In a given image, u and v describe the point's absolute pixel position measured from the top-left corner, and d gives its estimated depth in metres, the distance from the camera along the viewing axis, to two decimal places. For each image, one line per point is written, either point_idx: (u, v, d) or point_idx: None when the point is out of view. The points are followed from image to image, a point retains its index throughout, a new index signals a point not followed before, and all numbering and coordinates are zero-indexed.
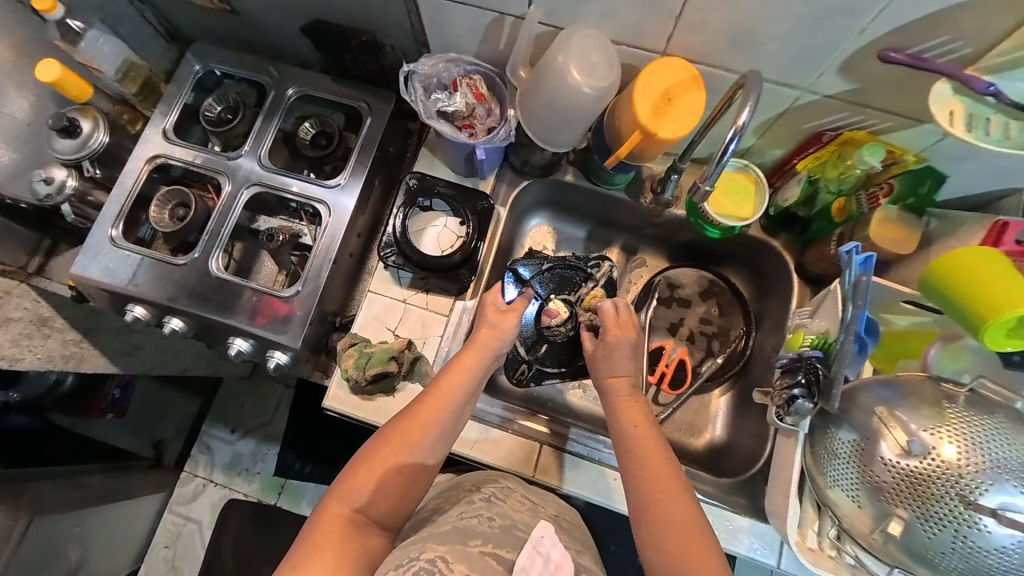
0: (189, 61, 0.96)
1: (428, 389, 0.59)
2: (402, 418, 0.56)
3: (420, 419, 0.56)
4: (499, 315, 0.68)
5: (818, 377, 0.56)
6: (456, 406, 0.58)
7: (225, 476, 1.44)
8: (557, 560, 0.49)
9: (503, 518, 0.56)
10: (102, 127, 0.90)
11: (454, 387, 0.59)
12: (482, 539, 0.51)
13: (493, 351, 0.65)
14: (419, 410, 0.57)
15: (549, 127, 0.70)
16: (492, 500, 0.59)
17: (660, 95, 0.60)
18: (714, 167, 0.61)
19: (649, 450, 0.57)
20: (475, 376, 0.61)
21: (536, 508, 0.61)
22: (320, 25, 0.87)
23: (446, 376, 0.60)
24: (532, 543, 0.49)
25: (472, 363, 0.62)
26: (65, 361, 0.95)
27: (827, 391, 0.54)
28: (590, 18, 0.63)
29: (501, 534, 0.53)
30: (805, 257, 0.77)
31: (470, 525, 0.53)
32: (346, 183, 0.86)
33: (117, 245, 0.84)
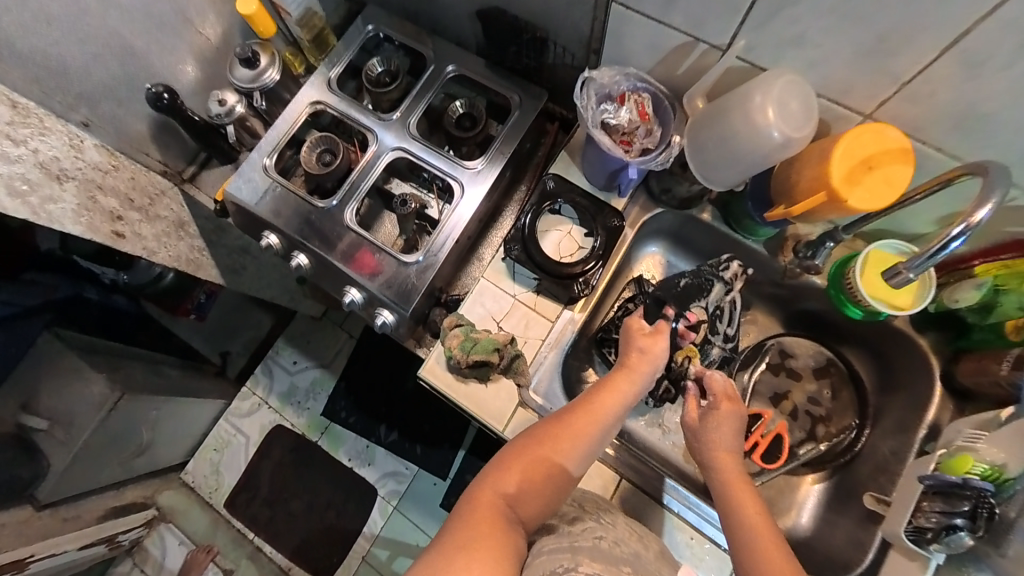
0: (361, 21, 1.00)
1: (578, 401, 0.58)
2: (554, 422, 0.56)
3: (573, 429, 0.55)
4: (646, 338, 0.64)
5: (990, 515, 0.54)
6: (609, 421, 0.57)
7: (279, 403, 1.52)
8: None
9: (629, 544, 0.52)
10: (275, 65, 0.96)
11: (609, 405, 0.57)
12: (629, 566, 0.48)
13: (646, 376, 0.62)
14: (572, 420, 0.56)
15: (717, 164, 0.67)
16: (610, 524, 0.54)
17: (860, 160, 0.56)
18: (924, 259, 0.57)
19: (776, 552, 0.51)
20: (628, 401, 0.59)
21: (644, 539, 0.56)
22: (495, 13, 0.88)
23: (599, 393, 0.59)
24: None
25: (626, 385, 0.60)
26: (188, 265, 1.05)
27: (999, 533, 0.53)
28: (797, 64, 0.59)
29: (638, 562, 0.50)
30: (955, 367, 0.69)
31: (602, 545, 0.50)
32: (483, 169, 0.88)
33: (268, 174, 0.90)
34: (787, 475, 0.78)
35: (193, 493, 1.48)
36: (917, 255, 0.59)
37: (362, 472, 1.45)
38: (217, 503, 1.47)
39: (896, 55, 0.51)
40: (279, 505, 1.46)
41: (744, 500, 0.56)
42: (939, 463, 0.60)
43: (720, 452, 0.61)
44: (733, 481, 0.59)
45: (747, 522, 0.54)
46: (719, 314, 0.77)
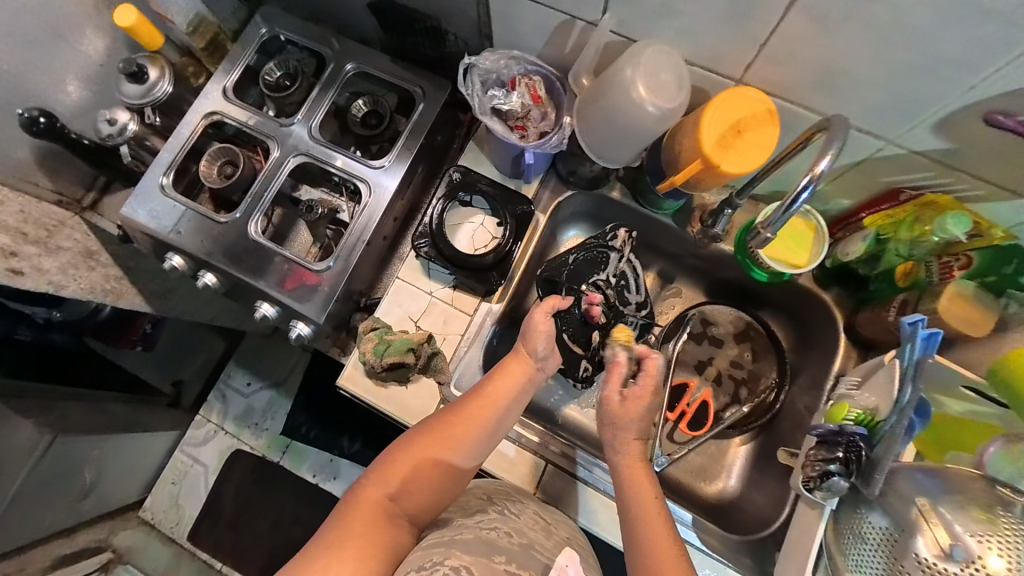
0: (256, 23, 0.96)
1: (473, 393, 0.61)
2: (444, 418, 0.58)
3: (463, 420, 0.58)
4: (545, 321, 0.66)
5: (859, 457, 0.54)
6: (498, 412, 0.60)
7: (235, 427, 1.45)
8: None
9: (521, 535, 0.55)
10: (167, 77, 0.91)
11: (501, 394, 0.61)
12: (506, 557, 0.51)
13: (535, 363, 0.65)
14: (464, 411, 0.59)
15: (605, 142, 0.67)
16: (509, 514, 0.58)
17: (730, 125, 0.58)
18: (780, 214, 0.58)
19: (659, 528, 0.55)
20: (518, 391, 0.62)
21: (549, 528, 0.59)
22: (387, 4, 0.86)
23: (491, 382, 0.62)
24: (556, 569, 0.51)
25: (516, 375, 0.63)
26: (104, 294, 0.95)
27: (867, 473, 0.52)
28: (668, 34, 0.59)
29: (522, 554, 0.53)
30: (857, 317, 0.71)
31: (490, 537, 0.53)
32: (391, 165, 0.86)
33: (166, 193, 0.86)
34: (717, 439, 0.80)
35: (152, 529, 1.42)
36: (776, 211, 0.60)
37: (329, 487, 1.38)
38: (179, 536, 1.42)
39: (751, 18, 0.52)
40: (245, 528, 1.40)
41: (638, 481, 0.60)
42: (829, 413, 0.62)
43: (633, 436, 0.62)
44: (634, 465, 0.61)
45: (641, 498, 0.58)
46: (626, 284, 0.78)
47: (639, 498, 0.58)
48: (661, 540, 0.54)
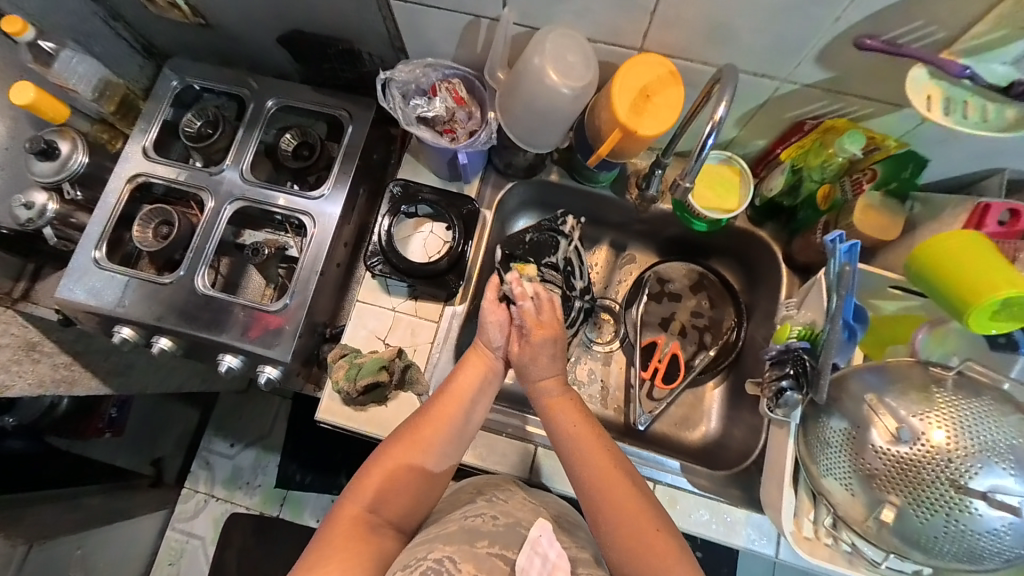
0: (166, 75, 0.94)
1: (439, 396, 0.62)
2: (414, 424, 0.60)
3: (433, 424, 0.59)
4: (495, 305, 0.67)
5: (806, 369, 0.57)
6: (466, 409, 0.62)
7: (226, 491, 1.40)
8: (555, 560, 0.49)
9: (507, 516, 0.56)
10: (81, 148, 0.88)
11: (465, 392, 0.63)
12: (489, 539, 0.52)
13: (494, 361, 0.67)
14: (430, 414, 0.60)
15: (531, 129, 0.70)
16: (495, 501, 0.59)
17: (638, 92, 0.62)
18: (694, 163, 0.61)
19: (609, 467, 0.57)
20: (478, 386, 0.64)
21: (537, 508, 0.60)
22: (296, 35, 0.86)
23: (455, 382, 0.64)
24: (529, 543, 0.50)
25: (478, 373, 0.65)
26: (55, 386, 0.90)
27: (816, 382, 0.54)
28: (567, 18, 0.62)
29: (507, 534, 0.53)
30: (792, 247, 0.77)
31: (475, 524, 0.54)
32: (331, 192, 0.86)
33: (102, 267, 0.83)
34: (693, 387, 0.84)
35: None
36: (689, 162, 0.63)
37: None
38: None
39: None
40: None
41: (571, 424, 0.61)
42: (776, 336, 0.65)
43: (547, 375, 0.66)
44: (555, 400, 0.64)
45: (579, 437, 0.60)
46: (572, 269, 0.83)
47: (578, 435, 0.60)
48: (602, 468, 0.57)
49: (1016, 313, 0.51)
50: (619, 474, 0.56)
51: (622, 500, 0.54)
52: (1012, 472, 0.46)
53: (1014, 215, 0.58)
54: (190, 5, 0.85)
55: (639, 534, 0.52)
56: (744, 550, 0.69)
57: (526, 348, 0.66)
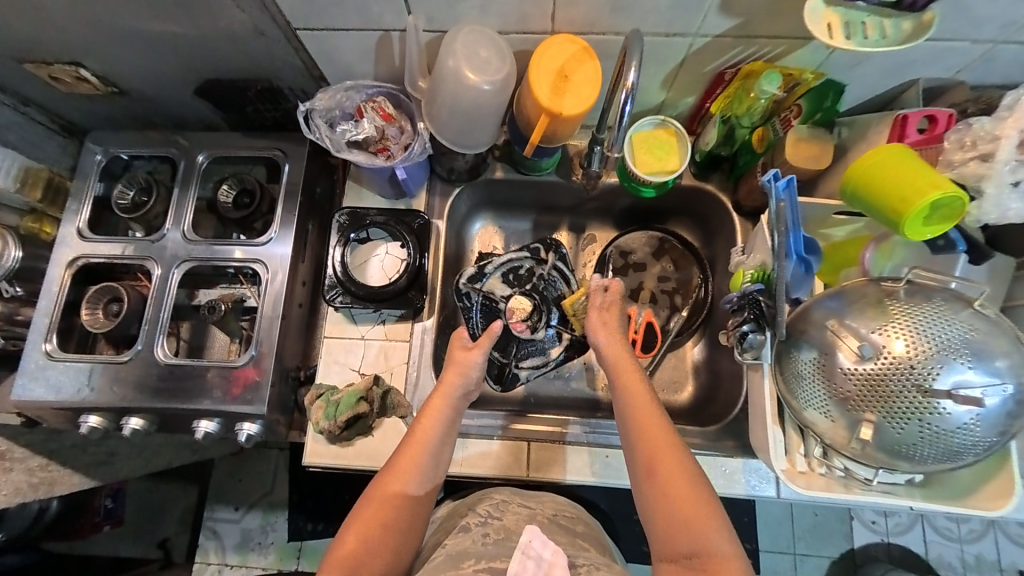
0: (89, 150, 0.91)
1: (405, 440, 0.61)
2: (386, 473, 0.58)
3: (398, 471, 0.58)
4: (464, 353, 0.68)
5: (762, 311, 0.59)
6: (434, 449, 0.60)
7: (239, 557, 1.32)
8: (550, 558, 0.49)
9: (497, 533, 0.57)
10: (12, 243, 0.84)
11: (431, 432, 0.61)
12: (476, 558, 0.52)
13: (464, 389, 0.65)
14: (398, 463, 0.59)
15: (461, 131, 0.69)
16: (486, 520, 0.60)
17: (556, 74, 0.61)
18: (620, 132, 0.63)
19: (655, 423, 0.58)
20: (447, 418, 0.63)
21: (532, 513, 0.62)
22: (212, 85, 0.83)
23: (418, 427, 0.62)
24: (521, 549, 0.49)
25: (443, 406, 0.63)
26: (35, 490, 0.89)
27: (773, 321, 0.57)
28: (473, 14, 0.62)
29: (495, 547, 0.54)
30: (739, 194, 0.78)
31: (464, 548, 0.55)
32: (278, 234, 0.84)
33: (55, 359, 0.80)
34: (673, 349, 0.85)
35: None
36: (614, 131, 0.65)
37: None
38: None
39: None
40: None
41: (629, 386, 0.62)
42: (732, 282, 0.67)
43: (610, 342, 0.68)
44: (621, 364, 0.65)
45: (635, 396, 0.61)
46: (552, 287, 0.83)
47: (631, 394, 0.61)
48: (651, 428, 0.58)
49: (948, 214, 0.53)
50: (664, 430, 0.58)
51: (669, 466, 0.55)
52: (970, 365, 0.48)
53: (932, 122, 0.60)
54: (98, 76, 0.82)
55: (675, 490, 0.54)
56: (747, 497, 0.70)
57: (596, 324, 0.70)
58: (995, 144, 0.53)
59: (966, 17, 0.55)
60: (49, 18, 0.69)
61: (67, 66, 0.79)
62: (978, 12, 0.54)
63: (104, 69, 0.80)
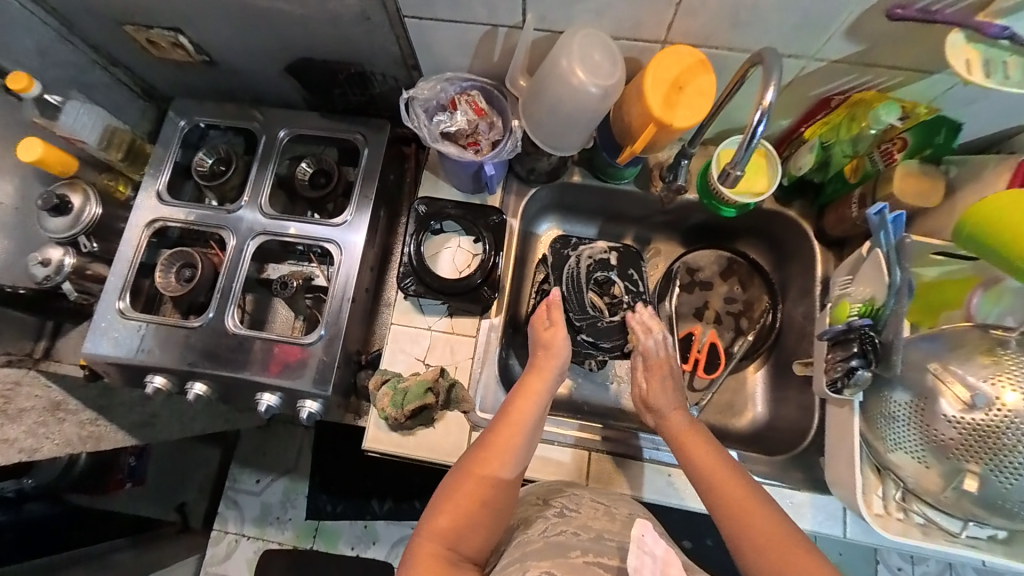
0: (172, 118, 0.92)
1: (499, 416, 0.61)
2: (477, 448, 0.58)
3: (495, 447, 0.57)
4: (548, 334, 0.70)
5: (872, 344, 0.57)
6: (527, 430, 0.60)
7: (257, 529, 1.34)
8: (663, 555, 0.45)
9: (588, 530, 0.56)
10: (93, 200, 0.85)
11: (524, 414, 0.61)
12: (582, 550, 0.52)
13: (553, 377, 0.67)
14: (493, 441, 0.58)
15: (558, 133, 0.69)
16: (568, 513, 0.59)
17: (670, 84, 0.61)
18: (741, 151, 0.61)
19: (727, 478, 0.57)
20: (544, 397, 0.64)
21: (612, 511, 0.61)
22: (303, 65, 0.84)
23: (513, 405, 0.62)
24: (635, 542, 0.45)
25: (538, 387, 0.64)
26: (84, 443, 0.88)
27: (886, 358, 0.56)
28: (588, 17, 0.62)
29: (595, 544, 0.54)
30: (824, 221, 0.78)
31: (562, 539, 0.54)
32: (353, 219, 0.84)
33: (127, 317, 0.81)
34: (734, 373, 0.84)
35: None
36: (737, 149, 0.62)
37: (371, 555, 1.29)
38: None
39: None
40: None
41: (694, 449, 0.62)
42: (834, 314, 0.65)
43: (672, 409, 0.68)
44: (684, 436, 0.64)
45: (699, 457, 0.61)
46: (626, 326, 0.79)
47: (697, 461, 0.60)
48: (732, 493, 0.56)
49: None
50: (755, 503, 0.54)
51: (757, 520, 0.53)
52: None
53: None
54: (193, 44, 0.83)
55: (778, 554, 0.50)
56: (811, 532, 0.69)
57: (648, 388, 0.71)
58: None
59: None
60: None
61: (166, 31, 0.80)
62: None
63: (200, 38, 0.81)
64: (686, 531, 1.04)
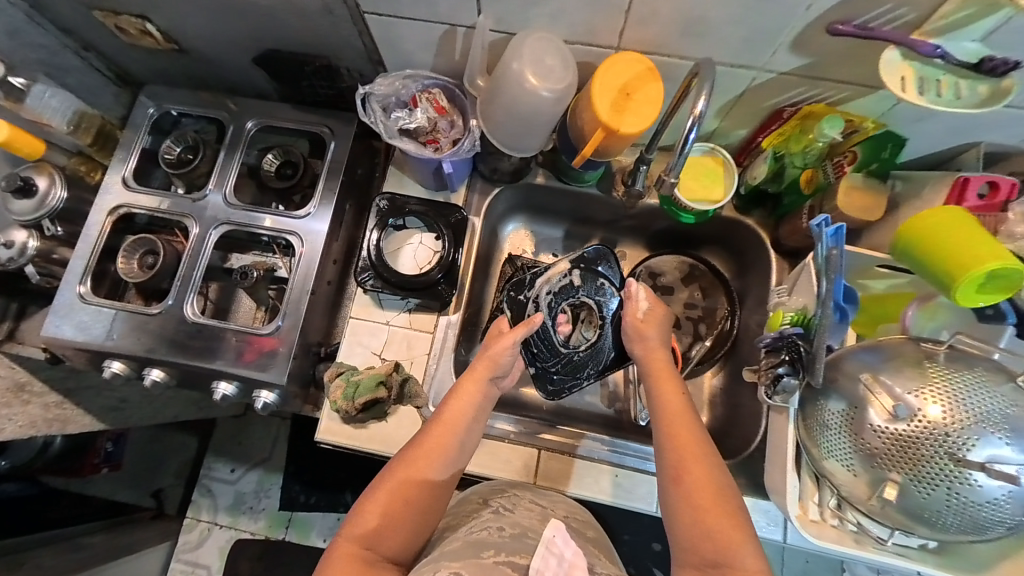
0: (142, 104, 0.93)
1: (433, 419, 0.62)
2: (408, 452, 0.59)
3: (423, 452, 0.58)
4: (498, 344, 0.68)
5: (800, 354, 0.59)
6: (459, 433, 0.60)
7: (230, 518, 1.33)
8: (571, 559, 0.48)
9: (513, 527, 0.56)
10: (59, 183, 0.85)
11: (457, 420, 0.61)
12: (495, 549, 0.52)
13: (488, 383, 0.65)
14: (426, 442, 0.59)
15: (514, 134, 0.69)
16: (502, 512, 0.60)
17: (618, 91, 0.61)
18: (677, 159, 0.62)
19: (682, 420, 0.60)
20: (474, 402, 0.63)
21: (545, 512, 0.63)
22: (271, 56, 0.84)
23: (446, 408, 0.62)
24: (544, 544, 0.47)
25: (472, 393, 0.63)
26: (48, 425, 0.90)
27: (810, 367, 0.57)
28: (543, 21, 0.62)
29: (513, 542, 0.54)
30: (780, 232, 0.78)
31: (481, 537, 0.55)
32: (317, 211, 0.85)
33: (87, 302, 0.82)
34: (691, 377, 0.85)
35: None
36: (672, 158, 0.64)
37: None
38: None
39: None
40: None
41: (667, 389, 0.65)
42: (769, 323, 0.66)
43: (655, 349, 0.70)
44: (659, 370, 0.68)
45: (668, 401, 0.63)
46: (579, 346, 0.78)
47: (665, 396, 0.64)
48: (684, 437, 0.59)
49: (1003, 285, 0.52)
50: (699, 449, 0.57)
51: (693, 468, 0.56)
52: (1007, 441, 0.48)
53: (993, 188, 0.59)
54: (162, 32, 0.83)
55: (708, 501, 0.54)
56: (754, 536, 0.70)
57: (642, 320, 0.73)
58: None
59: None
60: None
61: (134, 19, 0.81)
62: None
63: (169, 26, 0.82)
64: (650, 533, 1.05)
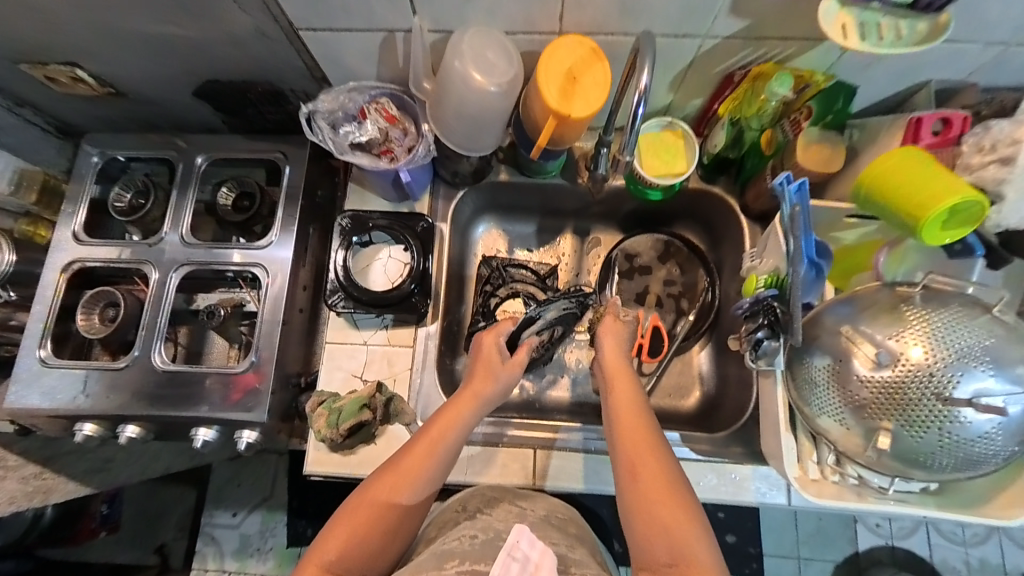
0: (86, 153, 0.89)
1: (417, 435, 0.60)
2: (383, 471, 0.57)
3: (404, 474, 0.56)
4: (493, 365, 0.68)
5: (776, 316, 0.58)
6: (445, 453, 0.59)
7: (238, 563, 1.29)
8: (536, 560, 0.48)
9: (485, 533, 0.56)
10: (5, 246, 0.82)
11: (441, 440, 0.59)
12: (460, 558, 0.51)
13: (484, 400, 0.65)
14: (406, 462, 0.57)
15: (467, 133, 0.68)
16: (476, 516, 0.60)
17: (564, 76, 0.61)
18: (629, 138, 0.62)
19: (635, 424, 0.60)
20: (463, 423, 0.61)
21: (523, 512, 0.61)
22: (212, 87, 0.82)
23: (431, 425, 0.61)
24: (507, 549, 0.48)
25: (463, 413, 0.62)
26: (29, 498, 0.86)
27: (787, 326, 0.56)
28: (480, 17, 0.61)
29: (484, 548, 0.53)
30: (746, 197, 0.78)
31: (451, 547, 0.54)
32: (279, 239, 0.82)
33: (50, 365, 0.78)
34: (678, 354, 0.85)
35: None
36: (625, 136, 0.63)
37: None
38: None
39: None
40: None
41: (620, 385, 0.65)
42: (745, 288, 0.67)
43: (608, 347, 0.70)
44: (616, 370, 0.67)
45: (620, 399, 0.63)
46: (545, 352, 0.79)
47: (617, 396, 0.64)
48: (634, 434, 0.59)
49: (964, 218, 0.52)
50: (650, 451, 0.57)
51: (648, 464, 0.56)
52: (990, 373, 0.48)
53: (946, 124, 0.59)
54: (95, 77, 0.80)
55: (657, 498, 0.53)
56: (756, 504, 0.70)
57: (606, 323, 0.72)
58: (1016, 148, 0.53)
59: (980, 19, 0.54)
60: (43, 18, 0.67)
61: (63, 67, 0.77)
62: (991, 15, 0.53)
63: (100, 70, 0.79)
64: None
